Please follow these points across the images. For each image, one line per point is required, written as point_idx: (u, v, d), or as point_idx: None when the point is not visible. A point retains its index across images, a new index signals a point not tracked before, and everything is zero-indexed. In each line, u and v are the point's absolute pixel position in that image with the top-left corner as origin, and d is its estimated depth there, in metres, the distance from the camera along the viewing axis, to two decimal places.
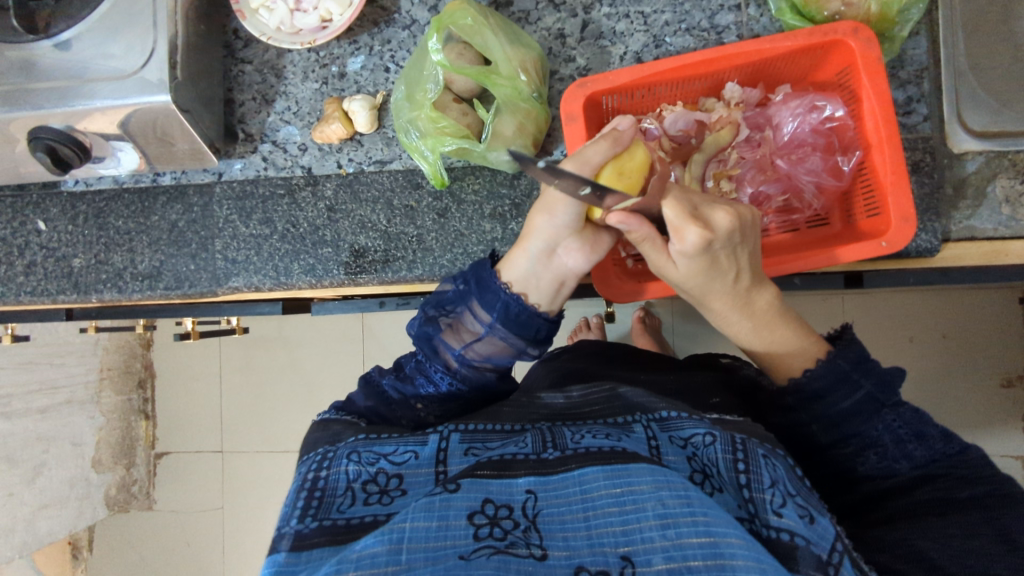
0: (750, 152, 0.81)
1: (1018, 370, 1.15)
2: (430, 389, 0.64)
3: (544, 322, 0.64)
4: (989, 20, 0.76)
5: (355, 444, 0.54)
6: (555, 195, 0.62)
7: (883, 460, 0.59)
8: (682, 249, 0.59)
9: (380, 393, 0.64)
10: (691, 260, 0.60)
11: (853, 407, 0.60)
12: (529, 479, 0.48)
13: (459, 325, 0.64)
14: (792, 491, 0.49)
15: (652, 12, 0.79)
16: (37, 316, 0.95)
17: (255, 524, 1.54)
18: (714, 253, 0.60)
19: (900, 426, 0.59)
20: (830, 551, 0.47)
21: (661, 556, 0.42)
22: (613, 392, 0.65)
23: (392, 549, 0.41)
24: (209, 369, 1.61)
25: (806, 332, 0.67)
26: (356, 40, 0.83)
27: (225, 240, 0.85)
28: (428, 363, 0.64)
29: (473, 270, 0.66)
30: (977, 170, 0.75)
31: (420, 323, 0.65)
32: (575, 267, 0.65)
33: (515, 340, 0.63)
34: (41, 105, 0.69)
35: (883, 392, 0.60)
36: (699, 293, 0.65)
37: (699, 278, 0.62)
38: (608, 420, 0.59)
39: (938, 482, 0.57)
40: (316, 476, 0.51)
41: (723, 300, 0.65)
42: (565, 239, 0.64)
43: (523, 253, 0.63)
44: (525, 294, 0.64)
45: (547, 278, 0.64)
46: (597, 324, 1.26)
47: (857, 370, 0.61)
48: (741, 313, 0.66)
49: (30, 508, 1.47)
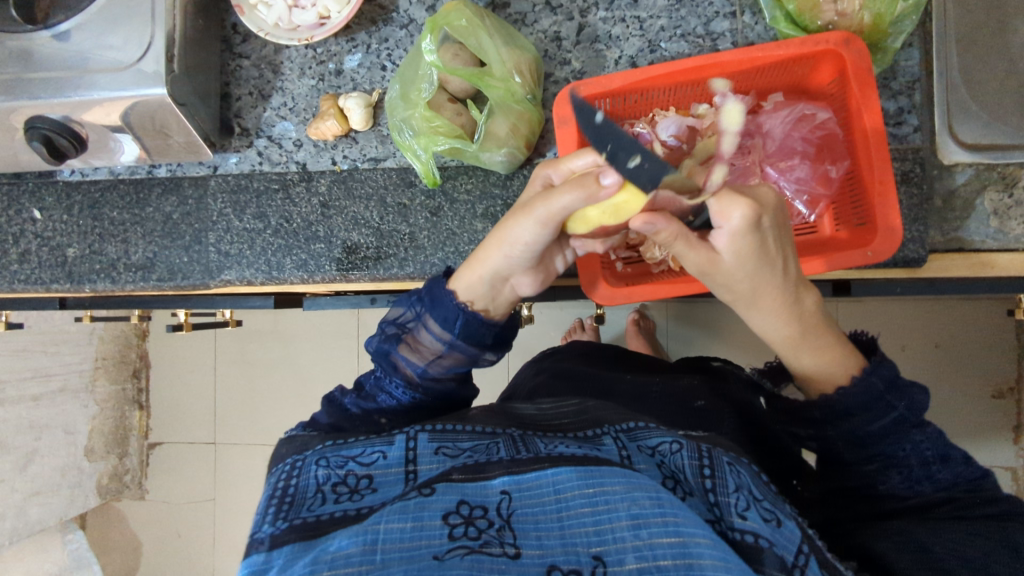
0: (741, 159, 0.79)
1: (1009, 381, 1.15)
2: (392, 403, 0.64)
3: (495, 329, 0.66)
4: (985, 34, 0.77)
5: (323, 451, 0.55)
6: (519, 235, 0.61)
7: (907, 480, 0.59)
8: (732, 230, 0.53)
9: (343, 411, 0.64)
10: (743, 242, 0.54)
11: (884, 430, 0.58)
12: (504, 479, 0.49)
13: (415, 341, 0.65)
14: (758, 496, 0.50)
15: (648, 17, 0.79)
16: (33, 304, 0.96)
17: (246, 516, 1.55)
18: (764, 233, 0.54)
19: (927, 448, 0.58)
20: (795, 553, 0.48)
21: (632, 555, 0.42)
22: (580, 406, 0.65)
23: (367, 550, 0.42)
24: (204, 360, 1.62)
25: (847, 351, 0.61)
26: (353, 38, 0.83)
27: (218, 233, 0.85)
28: (387, 378, 0.64)
29: (427, 287, 0.66)
30: (965, 182, 0.76)
31: (377, 340, 0.65)
32: (524, 292, 0.66)
33: (473, 349, 0.64)
34: (37, 95, 0.70)
35: (913, 413, 0.58)
36: (748, 292, 0.58)
37: (750, 268, 0.56)
38: (575, 434, 0.59)
39: (956, 501, 0.58)
40: (287, 485, 0.52)
41: (771, 299, 0.59)
42: (521, 270, 0.64)
43: (480, 278, 0.63)
44: (483, 311, 0.65)
45: (500, 297, 0.66)
46: (591, 325, 1.27)
47: (891, 392, 0.58)
48: (787, 317, 0.60)
49: (20, 495, 1.49)
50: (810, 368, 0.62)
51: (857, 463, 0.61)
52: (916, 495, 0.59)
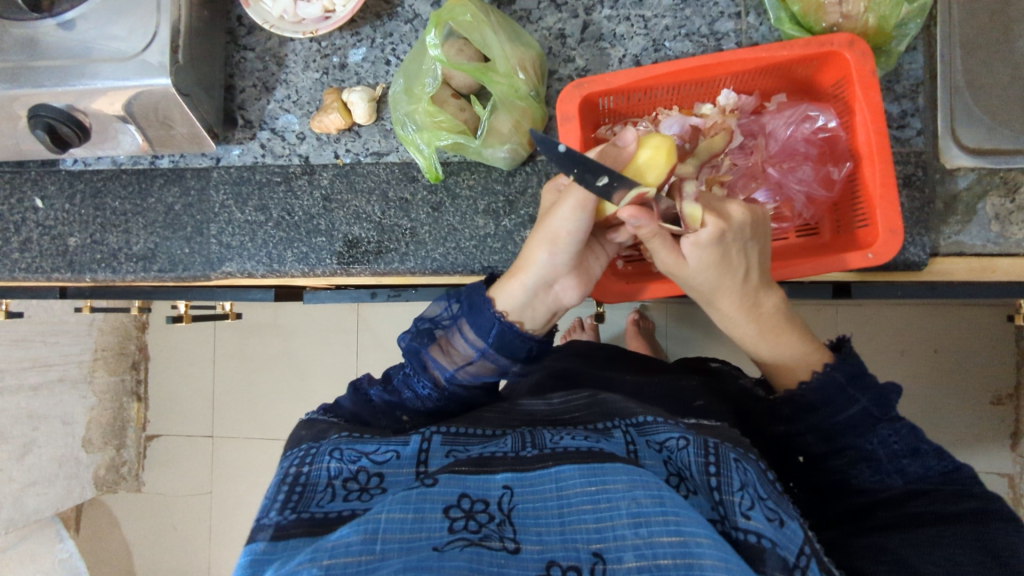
0: (743, 158, 0.81)
1: (1008, 388, 1.15)
2: (416, 402, 0.65)
3: (535, 342, 0.65)
4: (988, 38, 0.77)
5: (338, 442, 0.55)
6: (559, 228, 0.61)
7: (878, 474, 0.59)
8: (696, 241, 0.59)
9: (367, 401, 0.65)
10: (704, 252, 0.60)
11: (850, 421, 0.60)
12: (506, 475, 0.49)
13: (448, 344, 0.65)
14: (763, 495, 0.50)
15: (654, 15, 0.79)
16: (33, 293, 0.97)
17: (242, 510, 1.55)
18: (727, 246, 0.60)
19: (895, 441, 0.58)
20: (797, 554, 0.48)
21: (632, 553, 0.42)
22: (593, 399, 0.65)
23: (367, 539, 0.42)
24: (203, 353, 1.62)
25: (808, 343, 0.65)
26: (358, 32, 0.84)
27: (220, 224, 0.85)
28: (416, 377, 0.65)
29: (467, 292, 0.66)
30: (968, 186, 0.76)
31: (411, 338, 0.65)
32: (565, 301, 0.66)
33: (504, 361, 0.64)
34: (42, 83, 0.70)
35: (879, 407, 0.59)
36: (711, 291, 0.64)
37: (710, 274, 0.62)
38: (587, 426, 0.59)
39: (928, 496, 0.57)
40: (299, 472, 0.53)
41: (732, 301, 0.64)
42: (562, 275, 0.64)
43: (522, 286, 0.63)
44: (519, 322, 0.64)
45: (540, 308, 0.65)
46: (591, 325, 1.27)
47: (853, 385, 0.60)
48: (747, 316, 0.65)
49: (18, 485, 1.49)
50: (769, 357, 0.67)
51: (826, 456, 0.62)
52: (886, 493, 0.59)
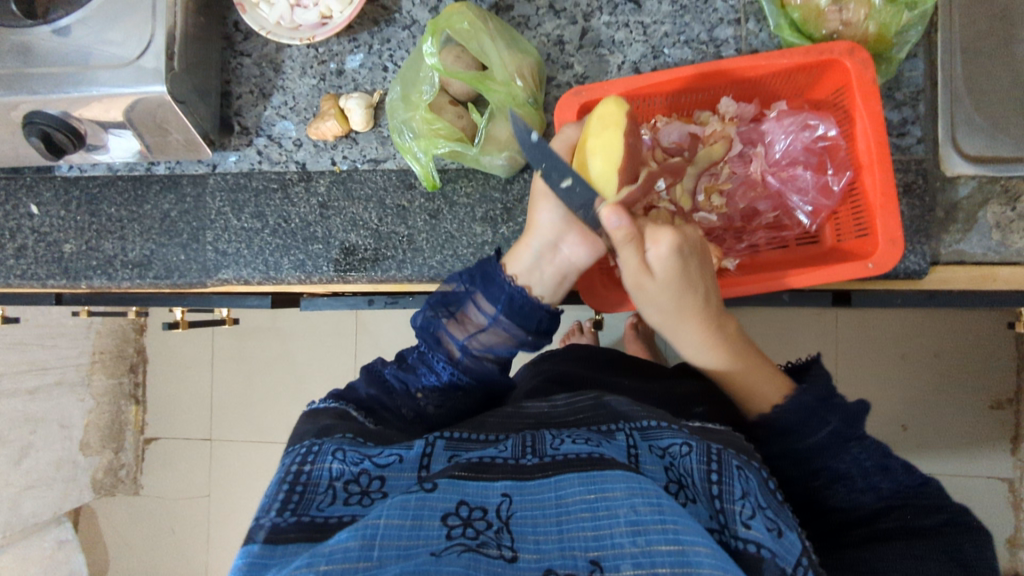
0: (742, 167, 0.80)
1: (1009, 393, 1.15)
2: (432, 378, 0.66)
3: (546, 313, 0.68)
4: (989, 45, 0.76)
5: (342, 441, 0.54)
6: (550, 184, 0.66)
7: (851, 493, 0.59)
8: (659, 253, 0.62)
9: (383, 382, 0.66)
10: (667, 264, 0.63)
11: (821, 443, 0.59)
12: (506, 483, 0.49)
13: (463, 317, 0.67)
14: (763, 504, 0.50)
15: (652, 22, 0.79)
16: (28, 299, 0.96)
17: (241, 513, 1.55)
18: (684, 259, 0.63)
19: (865, 459, 0.58)
20: (794, 565, 0.48)
21: (629, 562, 0.42)
22: (599, 400, 0.64)
23: (365, 545, 0.41)
24: (200, 356, 1.61)
25: (769, 374, 0.67)
26: (356, 38, 0.83)
27: (216, 231, 0.85)
28: (432, 353, 0.66)
29: (477, 265, 0.69)
30: (968, 195, 0.75)
31: (425, 316, 0.67)
32: (576, 262, 0.67)
33: (517, 331, 0.66)
34: (36, 91, 0.69)
35: (848, 426, 0.59)
36: (668, 308, 0.66)
37: (671, 287, 0.64)
38: (592, 426, 0.59)
39: (931, 501, 0.57)
40: (301, 470, 0.52)
41: (689, 315, 0.67)
42: (566, 235, 0.66)
43: (528, 249, 0.67)
44: (528, 286, 0.67)
45: (550, 271, 0.67)
46: (590, 329, 1.25)
47: (823, 407, 0.61)
48: (705, 331, 0.68)
49: (14, 489, 1.48)
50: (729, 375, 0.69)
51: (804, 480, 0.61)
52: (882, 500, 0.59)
